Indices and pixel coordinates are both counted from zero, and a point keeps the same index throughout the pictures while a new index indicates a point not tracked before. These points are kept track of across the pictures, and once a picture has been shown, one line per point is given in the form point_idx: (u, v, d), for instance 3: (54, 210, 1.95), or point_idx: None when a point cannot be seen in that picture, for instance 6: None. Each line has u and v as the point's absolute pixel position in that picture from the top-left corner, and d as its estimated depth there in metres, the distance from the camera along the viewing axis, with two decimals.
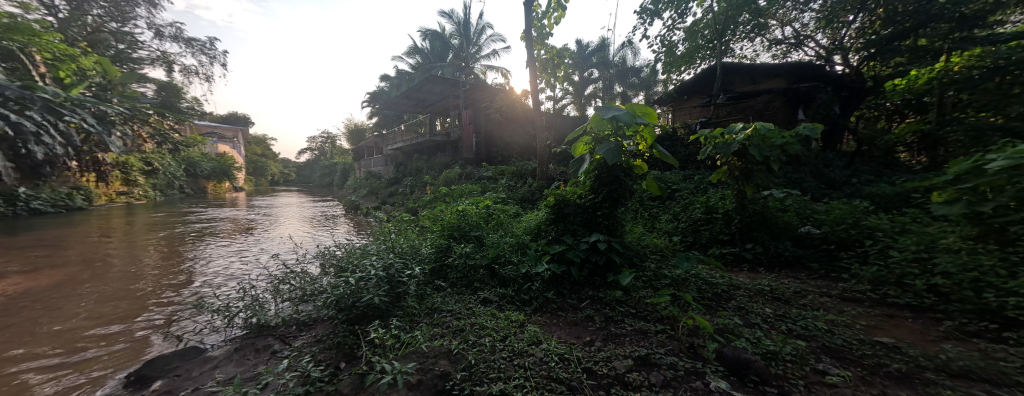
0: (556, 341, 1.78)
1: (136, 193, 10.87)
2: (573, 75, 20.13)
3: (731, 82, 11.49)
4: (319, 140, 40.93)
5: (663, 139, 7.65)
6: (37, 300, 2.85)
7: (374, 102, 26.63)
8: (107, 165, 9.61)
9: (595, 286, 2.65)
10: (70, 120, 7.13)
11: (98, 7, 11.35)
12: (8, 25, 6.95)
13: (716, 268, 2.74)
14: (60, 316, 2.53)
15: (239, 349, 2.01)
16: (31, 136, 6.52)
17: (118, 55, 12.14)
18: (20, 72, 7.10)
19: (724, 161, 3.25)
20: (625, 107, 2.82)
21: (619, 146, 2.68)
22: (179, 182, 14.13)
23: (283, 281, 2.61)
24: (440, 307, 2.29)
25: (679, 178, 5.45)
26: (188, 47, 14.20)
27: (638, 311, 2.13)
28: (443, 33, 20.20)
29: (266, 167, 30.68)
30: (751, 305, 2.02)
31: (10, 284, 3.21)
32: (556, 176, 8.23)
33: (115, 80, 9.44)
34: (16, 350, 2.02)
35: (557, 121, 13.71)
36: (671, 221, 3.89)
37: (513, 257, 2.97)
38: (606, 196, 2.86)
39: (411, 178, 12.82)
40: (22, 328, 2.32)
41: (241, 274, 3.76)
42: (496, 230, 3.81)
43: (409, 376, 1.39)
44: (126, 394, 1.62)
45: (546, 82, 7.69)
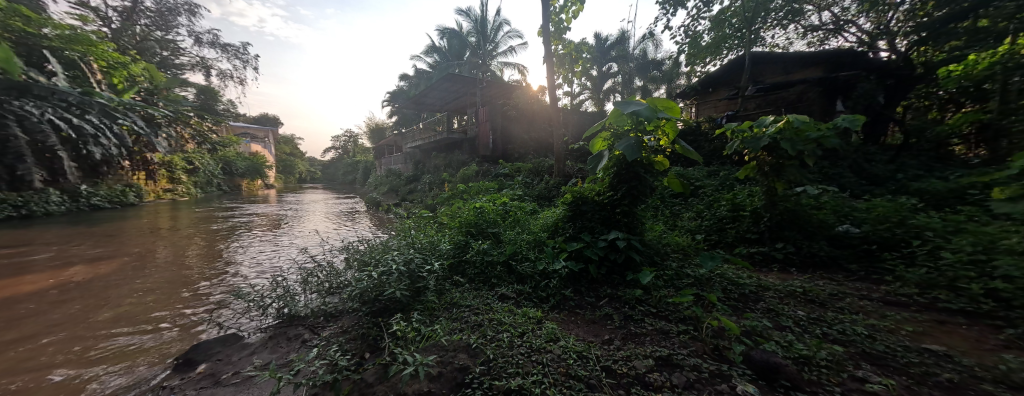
0: (574, 339, 1.77)
1: (179, 190, 11.67)
2: (591, 70, 19.76)
3: (762, 73, 10.92)
4: (342, 139, 42.45)
5: (686, 134, 7.38)
6: (93, 288, 3.11)
7: (394, 101, 27.28)
8: (155, 165, 10.38)
9: (613, 284, 2.60)
10: (122, 123, 7.78)
11: (145, 17, 12.30)
12: (68, 36, 7.49)
13: (742, 268, 2.63)
14: (117, 303, 2.77)
15: (273, 337, 2.15)
16: (90, 138, 7.14)
17: (163, 61, 13.05)
18: (81, 79, 7.82)
19: (752, 157, 3.11)
20: (646, 101, 2.74)
21: (640, 141, 2.61)
22: (217, 180, 15.10)
23: (311, 274, 2.74)
24: (459, 302, 2.33)
25: (703, 174, 5.25)
26: (224, 52, 15.07)
27: (659, 311, 2.08)
28: (461, 32, 20.36)
29: (294, 165, 32.18)
30: (782, 307, 1.92)
31: (75, 272, 3.54)
32: (574, 172, 8.15)
33: (160, 84, 10.10)
34: (78, 334, 2.22)
35: (574, 117, 13.55)
36: (693, 219, 3.77)
37: (530, 254, 2.97)
38: (625, 193, 2.81)
39: (430, 175, 13.06)
40: (85, 313, 2.55)
41: (272, 267, 3.97)
42: (513, 227, 3.83)
43: (430, 368, 1.42)
44: (176, 376, 1.77)
45: (564, 78, 7.59)
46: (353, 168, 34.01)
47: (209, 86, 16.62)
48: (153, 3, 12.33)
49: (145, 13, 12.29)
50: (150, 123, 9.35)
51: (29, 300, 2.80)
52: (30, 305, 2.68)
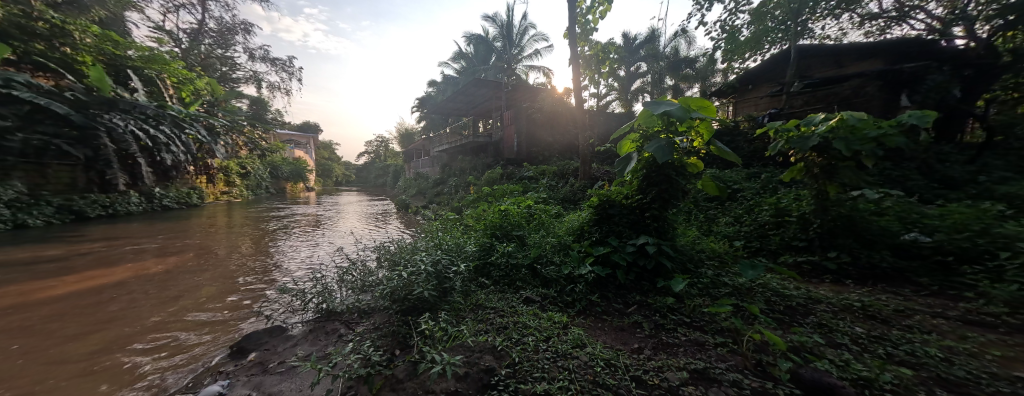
0: (601, 345, 1.73)
1: (234, 193, 12.84)
2: (620, 70, 19.31)
3: (810, 67, 10.23)
4: (375, 144, 44.55)
5: (723, 134, 6.99)
6: (162, 281, 3.45)
7: (424, 107, 28.27)
8: (214, 169, 11.50)
9: (643, 291, 2.51)
10: (188, 132, 8.81)
11: (208, 37, 13.70)
12: (149, 57, 8.56)
13: (788, 279, 2.43)
14: (180, 294, 3.08)
15: (313, 331, 2.29)
16: (163, 146, 8.07)
17: (222, 76, 14.48)
18: (156, 94, 8.91)
19: (799, 158, 2.89)
20: (678, 101, 2.65)
21: (672, 143, 2.51)
22: (265, 183, 16.43)
23: (346, 272, 2.89)
24: (484, 303, 2.36)
25: (742, 176, 4.94)
26: (273, 66, 16.42)
27: (693, 320, 1.98)
28: (488, 37, 20.73)
29: (331, 169, 34.23)
30: (836, 322, 1.75)
31: (148, 265, 3.99)
32: (601, 175, 7.98)
33: (220, 97, 11.21)
34: (148, 322, 2.47)
35: (600, 119, 13.31)
36: (731, 225, 3.56)
37: (555, 257, 2.95)
38: (655, 196, 2.70)
39: (457, 178, 13.34)
40: (155, 303, 2.86)
41: (311, 265, 4.22)
42: (538, 230, 3.82)
43: (457, 368, 1.45)
44: (231, 363, 1.95)
45: (591, 79, 7.48)
46: (384, 171, 35.67)
47: (260, 97, 18.15)
48: (215, 25, 13.71)
49: (208, 34, 13.71)
50: (212, 132, 10.35)
51: (112, 289, 3.17)
52: (112, 294, 3.03)
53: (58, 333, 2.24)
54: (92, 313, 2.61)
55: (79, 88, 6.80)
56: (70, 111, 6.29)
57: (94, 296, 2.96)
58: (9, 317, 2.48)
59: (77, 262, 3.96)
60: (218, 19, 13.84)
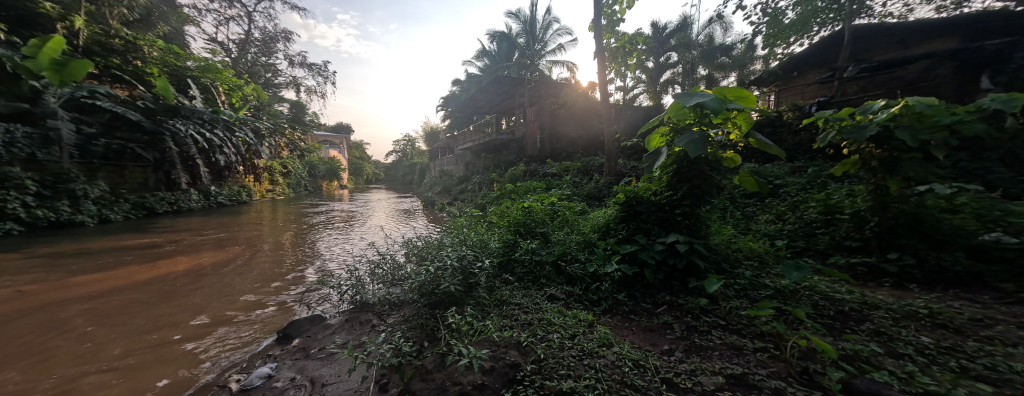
0: (629, 346, 1.69)
1: (277, 191, 13.83)
2: (648, 62, 18.57)
3: (870, 49, 9.26)
4: (402, 143, 46.00)
5: (763, 126, 6.52)
6: (215, 272, 3.77)
7: (448, 105, 28.82)
8: (259, 169, 12.44)
9: (673, 291, 2.41)
10: (238, 135, 9.52)
11: (254, 47, 14.80)
12: (203, 67, 9.19)
13: (839, 282, 2.23)
14: (233, 283, 3.38)
15: (349, 320, 2.42)
16: (217, 148, 8.77)
17: (266, 82, 15.62)
18: (212, 100, 9.80)
19: (853, 150, 2.64)
20: (712, 91, 2.51)
21: (706, 136, 2.39)
22: (304, 181, 17.53)
23: (377, 266, 3.01)
24: (509, 299, 2.37)
25: (784, 170, 4.59)
26: (310, 71, 17.44)
27: (729, 324, 1.87)
28: (511, 34, 20.70)
29: (362, 168, 35.87)
30: (898, 330, 1.58)
31: (206, 256, 4.40)
32: (628, 171, 7.73)
33: (264, 102, 12.08)
34: (205, 309, 2.72)
35: (627, 113, 12.88)
36: (773, 224, 3.31)
37: (580, 255, 2.91)
38: (686, 193, 2.58)
39: (481, 175, 13.47)
40: (212, 290, 3.16)
41: (345, 259, 4.44)
42: (562, 228, 3.78)
43: (484, 362, 1.48)
44: (278, 348, 2.12)
45: (618, 72, 7.26)
46: (411, 169, 36.86)
47: (298, 101, 19.34)
48: (259, 34, 14.74)
49: (254, 43, 14.77)
50: (257, 134, 11.18)
51: (175, 278, 3.51)
52: (177, 282, 3.38)
53: (132, 317, 2.51)
54: (159, 300, 2.90)
55: (149, 97, 7.68)
56: (141, 118, 7.08)
57: (163, 284, 3.30)
58: (93, 302, 2.81)
59: (149, 252, 4.45)
60: (262, 29, 14.87)
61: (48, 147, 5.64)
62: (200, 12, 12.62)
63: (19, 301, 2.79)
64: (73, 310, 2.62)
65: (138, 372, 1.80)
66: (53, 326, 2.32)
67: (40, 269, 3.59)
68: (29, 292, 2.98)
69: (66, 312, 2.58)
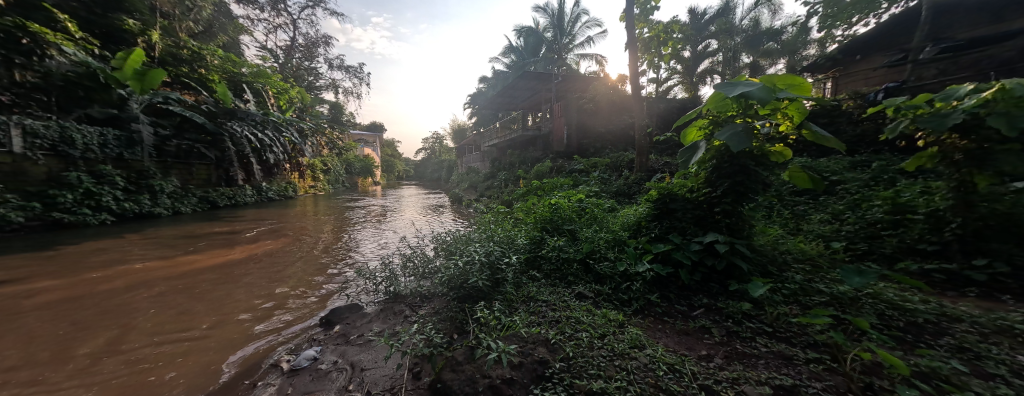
0: (663, 349, 1.62)
1: (319, 187, 14.79)
2: (684, 51, 17.57)
3: (955, 26, 8.09)
4: (431, 141, 47.25)
5: (817, 116, 5.93)
6: (265, 260, 4.09)
7: (475, 103, 29.14)
8: (303, 167, 13.37)
9: (711, 294, 2.27)
10: (285, 135, 10.28)
11: (298, 52, 15.88)
12: (256, 73, 10.17)
13: (911, 290, 1.98)
14: (281, 271, 3.67)
15: (383, 310, 2.55)
16: (268, 147, 9.59)
17: (308, 85, 16.71)
18: (263, 103, 10.68)
19: (932, 141, 2.33)
20: (760, 79, 2.33)
21: (751, 128, 2.22)
22: (342, 178, 18.60)
23: (409, 259, 3.11)
24: (536, 296, 2.37)
25: (842, 165, 4.16)
26: (347, 73, 18.40)
27: (776, 331, 1.73)
28: (538, 28, 20.46)
29: (394, 165, 37.33)
30: (987, 347, 1.38)
31: (259, 245, 4.82)
32: (662, 166, 7.39)
33: (307, 103, 12.93)
34: (258, 295, 2.96)
35: (660, 106, 12.30)
36: (828, 225, 3.02)
37: (609, 253, 2.82)
38: (727, 190, 2.42)
39: (508, 172, 13.51)
40: (264, 277, 3.46)
41: (379, 252, 4.64)
42: (590, 225, 3.68)
43: (512, 356, 1.48)
44: (321, 333, 2.27)
45: (651, 63, 6.94)
46: (439, 167, 37.83)
47: (336, 102, 20.46)
48: (303, 40, 15.75)
49: (298, 49, 15.82)
50: (301, 134, 12.01)
51: (234, 265, 3.87)
52: (236, 268, 3.73)
53: (198, 300, 2.79)
54: (221, 284, 3.22)
55: (211, 102, 8.49)
56: (206, 120, 7.87)
57: (224, 270, 3.66)
58: (168, 284, 3.16)
59: (212, 241, 4.95)
60: (305, 35, 15.88)
61: (133, 147, 6.41)
62: (253, 22, 13.71)
63: (109, 281, 3.18)
64: (153, 291, 2.97)
65: (205, 350, 2.01)
66: (137, 305, 2.65)
67: (126, 253, 4.09)
68: (118, 274, 3.41)
69: (148, 293, 2.94)
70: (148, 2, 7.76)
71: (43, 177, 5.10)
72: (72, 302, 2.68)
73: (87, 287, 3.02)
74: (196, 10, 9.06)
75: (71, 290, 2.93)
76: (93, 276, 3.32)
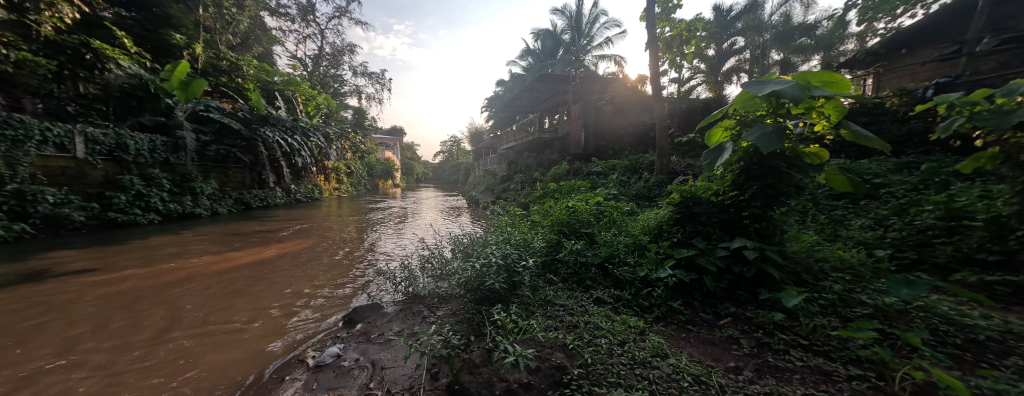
0: (688, 358, 1.56)
1: (342, 189, 15.35)
2: (708, 49, 16.99)
3: (1018, 14, 7.40)
4: (448, 144, 48.00)
5: (857, 115, 5.56)
6: (292, 259, 4.27)
7: (492, 106, 29.39)
8: (328, 169, 13.93)
9: (740, 303, 2.17)
10: (313, 140, 10.76)
11: (325, 60, 16.62)
12: (287, 81, 10.73)
13: (970, 304, 1.80)
14: (307, 270, 3.81)
15: (403, 310, 2.60)
16: (297, 151, 10.06)
17: (334, 91, 17.44)
18: (292, 109, 11.24)
19: (992, 141, 2.11)
20: (792, 77, 2.20)
21: (783, 128, 2.11)
22: (364, 181, 19.23)
23: (427, 260, 3.16)
24: (553, 300, 2.34)
25: (886, 167, 3.86)
26: (369, 79, 19.05)
27: (812, 344, 1.62)
28: (556, 31, 20.41)
29: (413, 168, 38.17)
30: None
31: (288, 244, 5.05)
32: (684, 168, 7.16)
33: (332, 109, 13.49)
34: (286, 292, 3.10)
35: (682, 106, 11.93)
36: (870, 231, 2.81)
37: (629, 257, 2.74)
38: (756, 193, 2.30)
39: (524, 174, 13.49)
40: (292, 275, 3.61)
41: (399, 253, 4.73)
42: (609, 229, 3.60)
43: (530, 361, 1.46)
44: (344, 330, 2.34)
45: (673, 62, 6.76)
46: (456, 170, 38.37)
47: (359, 107, 21.19)
48: (329, 49, 16.45)
49: (325, 57, 16.56)
50: (327, 138, 12.53)
51: (265, 262, 4.07)
52: (267, 266, 3.91)
53: (233, 296, 2.95)
54: (253, 280, 3.39)
55: (247, 109, 9.02)
56: (241, 126, 8.38)
57: (256, 267, 3.86)
58: (207, 280, 3.36)
59: (245, 239, 5.23)
60: (332, 44, 16.59)
61: (177, 152, 6.89)
62: (284, 33, 14.48)
63: (156, 275, 3.43)
64: (194, 286, 3.17)
65: (237, 344, 2.12)
66: (179, 299, 2.83)
67: (171, 249, 4.40)
68: (164, 268, 3.67)
69: (189, 287, 3.13)
70: (193, 17, 8.38)
71: (100, 180, 5.58)
72: (124, 294, 2.90)
73: (136, 281, 3.24)
74: (234, 23, 9.69)
75: (122, 284, 3.16)
76: (141, 270, 3.57)
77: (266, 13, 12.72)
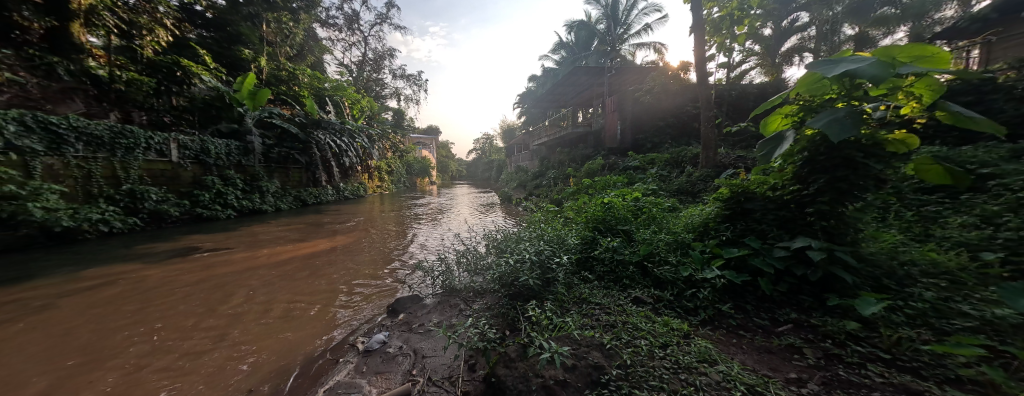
0: (740, 366, 1.44)
1: (384, 186, 16.29)
2: (764, 29, 15.35)
3: None
4: (481, 142, 48.67)
5: (957, 94, 4.70)
6: (343, 251, 4.63)
7: (525, 102, 29.28)
8: (372, 169, 14.86)
9: (802, 308, 1.96)
10: (358, 141, 11.52)
11: (368, 65, 17.69)
12: (337, 87, 11.60)
13: None
14: (355, 262, 4.11)
15: (441, 303, 2.70)
16: (345, 152, 10.84)
17: (376, 94, 18.50)
18: (340, 113, 12.12)
19: None
20: (876, 52, 1.91)
21: (861, 112, 1.85)
22: (403, 179, 20.21)
23: (463, 255, 3.25)
24: (588, 298, 2.29)
25: (999, 153, 3.22)
26: (408, 81, 19.94)
27: (895, 359, 1.42)
28: (590, 21, 19.76)
29: (448, 166, 39.37)
30: None
31: (339, 238, 5.49)
32: (734, 160, 6.59)
33: (375, 112, 14.34)
34: (338, 281, 3.37)
35: (732, 93, 10.95)
36: (974, 231, 2.37)
37: (671, 256, 2.58)
38: (825, 187, 2.04)
39: (557, 170, 13.29)
40: (342, 266, 3.90)
41: (437, 248, 4.90)
42: (648, 226, 3.44)
43: (565, 358, 1.44)
44: (388, 319, 2.50)
45: (721, 46, 6.25)
46: (489, 166, 39.00)
47: (399, 108, 22.31)
48: (372, 55, 17.49)
49: (369, 63, 17.64)
50: (371, 139, 13.35)
51: (320, 253, 4.47)
52: (322, 257, 4.28)
53: (294, 283, 3.27)
54: (311, 270, 3.73)
55: (303, 115, 9.91)
56: (298, 130, 9.22)
57: (313, 257, 4.24)
58: (274, 267, 3.78)
59: (303, 232, 5.77)
60: (374, 49, 17.62)
61: (247, 155, 7.77)
62: (332, 42, 15.66)
63: (233, 262, 3.91)
64: (264, 273, 3.58)
65: (298, 328, 2.34)
66: (251, 284, 3.20)
67: (244, 240, 4.99)
68: (239, 256, 4.17)
69: (261, 274, 3.54)
70: (258, 34, 9.37)
71: (190, 180, 6.48)
72: (210, 279, 3.35)
73: (218, 267, 3.71)
74: (291, 37, 10.68)
75: (207, 270, 3.63)
76: (222, 257, 4.09)
77: (317, 25, 13.84)
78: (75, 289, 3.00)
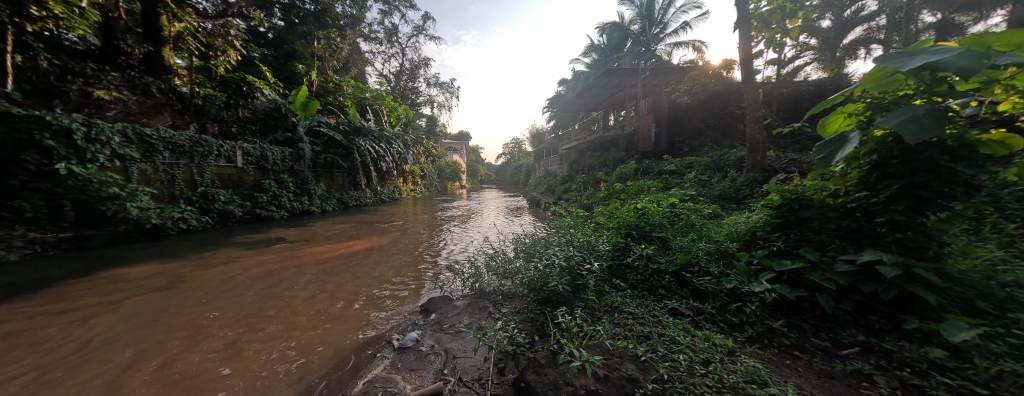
0: (794, 390, 1.31)
1: (417, 190, 16.94)
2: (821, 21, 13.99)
3: None
4: (511, 147, 48.97)
5: None
6: (379, 250, 4.87)
7: (555, 106, 29.08)
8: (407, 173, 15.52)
9: (872, 330, 1.74)
10: (395, 147, 12.10)
11: (405, 75, 18.63)
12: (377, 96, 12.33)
13: None
14: (390, 261, 4.31)
15: (470, 305, 2.74)
16: (383, 157, 11.42)
17: (411, 101, 19.39)
18: (379, 120, 12.83)
19: None
20: (961, 42, 1.68)
21: (944, 109, 1.62)
22: (435, 183, 20.85)
23: (492, 258, 3.27)
24: (621, 307, 2.20)
25: None
26: (441, 89, 20.70)
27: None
28: (623, 22, 19.28)
29: (477, 171, 40.07)
30: None
31: (377, 238, 5.80)
32: (785, 164, 6.03)
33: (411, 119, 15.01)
34: (374, 280, 3.54)
35: (782, 92, 10.08)
36: None
37: (712, 267, 2.41)
38: (902, 194, 1.80)
39: (587, 174, 13.04)
40: (380, 265, 4.10)
41: (467, 251, 4.96)
42: (685, 234, 3.25)
43: (597, 368, 1.40)
44: (421, 318, 2.59)
45: (768, 43, 5.82)
46: (518, 171, 39.12)
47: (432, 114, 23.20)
48: (409, 65, 18.44)
49: (405, 72, 18.59)
50: (406, 145, 13.96)
51: (360, 252, 4.74)
52: (361, 255, 4.55)
53: (337, 279, 3.50)
54: (352, 267, 3.98)
55: (346, 123, 10.59)
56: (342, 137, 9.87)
57: (353, 255, 4.51)
58: (320, 263, 4.07)
59: (345, 231, 6.15)
60: (410, 60, 18.55)
61: (297, 160, 8.47)
62: (373, 54, 16.75)
63: (285, 256, 4.27)
64: (311, 267, 3.87)
65: (341, 321, 2.50)
66: (300, 278, 3.48)
67: (295, 237, 5.44)
68: (291, 250, 4.55)
69: (308, 268, 3.83)
70: (310, 50, 10.31)
71: (251, 183, 7.22)
72: (265, 270, 3.69)
73: (273, 260, 4.07)
74: (338, 51, 11.58)
75: (264, 262, 4.00)
76: (276, 251, 4.49)
77: (361, 39, 14.92)
78: (157, 274, 3.43)
